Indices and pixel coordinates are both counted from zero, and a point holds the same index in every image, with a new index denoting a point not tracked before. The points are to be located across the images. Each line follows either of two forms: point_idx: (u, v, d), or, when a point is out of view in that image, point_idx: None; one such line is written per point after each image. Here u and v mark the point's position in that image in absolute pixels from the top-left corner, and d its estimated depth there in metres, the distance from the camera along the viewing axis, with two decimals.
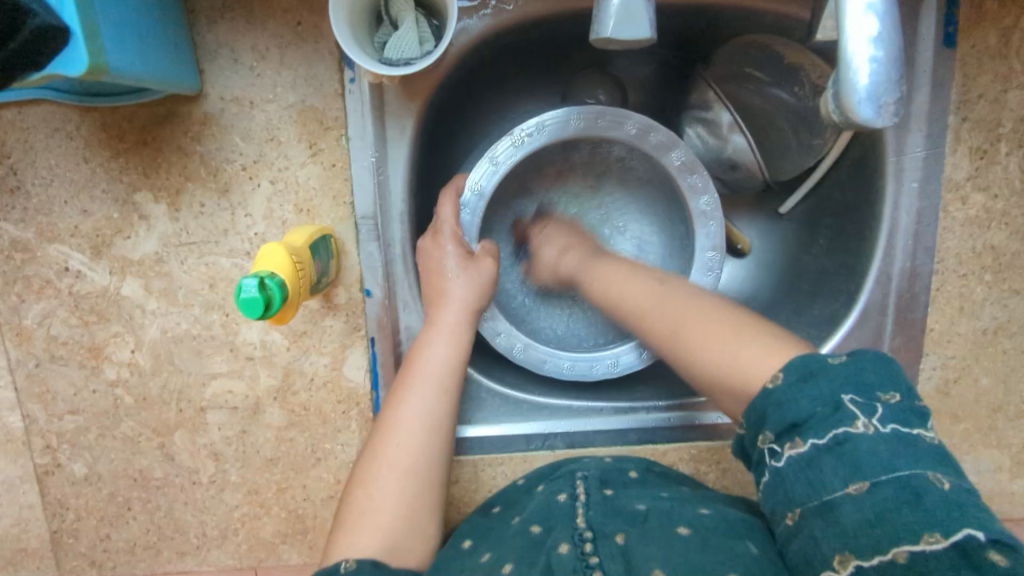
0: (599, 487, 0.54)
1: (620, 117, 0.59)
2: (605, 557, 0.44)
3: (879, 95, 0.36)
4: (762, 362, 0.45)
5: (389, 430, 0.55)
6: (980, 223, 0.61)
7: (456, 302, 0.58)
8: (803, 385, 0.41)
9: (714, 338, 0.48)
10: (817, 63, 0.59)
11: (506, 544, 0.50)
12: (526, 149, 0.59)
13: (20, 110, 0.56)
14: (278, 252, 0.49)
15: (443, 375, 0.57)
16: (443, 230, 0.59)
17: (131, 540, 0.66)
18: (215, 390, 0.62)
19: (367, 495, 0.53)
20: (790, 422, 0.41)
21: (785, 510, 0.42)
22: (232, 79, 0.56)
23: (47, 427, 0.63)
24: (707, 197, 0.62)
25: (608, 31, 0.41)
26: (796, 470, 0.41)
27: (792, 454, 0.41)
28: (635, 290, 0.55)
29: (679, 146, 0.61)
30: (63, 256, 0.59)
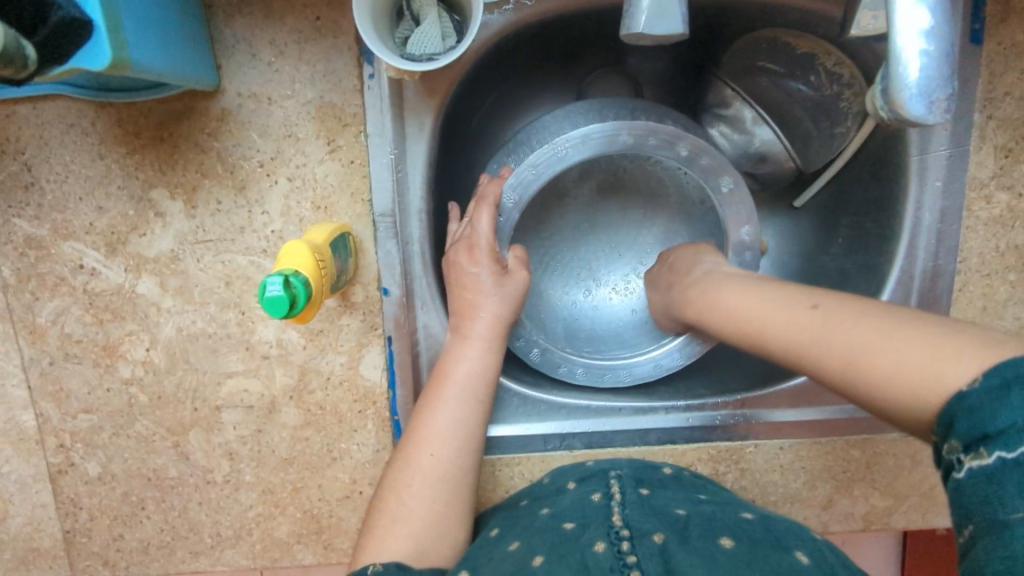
0: (634, 486, 0.54)
1: (671, 137, 0.58)
2: (643, 556, 0.43)
3: (930, 91, 0.36)
4: (948, 366, 0.35)
5: (422, 440, 0.55)
6: (1003, 223, 0.61)
7: (489, 317, 0.57)
8: (1003, 394, 0.32)
9: (875, 339, 0.39)
10: (831, 50, 0.60)
11: (539, 537, 0.49)
12: (564, 162, 0.57)
13: (34, 105, 0.56)
14: (301, 249, 0.49)
15: (476, 387, 0.56)
16: (479, 244, 0.57)
17: (144, 539, 0.65)
18: (231, 389, 0.62)
19: (399, 503, 0.53)
20: (982, 432, 0.32)
21: (963, 523, 0.34)
22: (250, 75, 0.56)
23: (60, 426, 0.62)
24: (748, 227, 0.61)
25: (640, 26, 0.40)
26: (978, 484, 0.33)
27: (975, 465, 0.33)
28: (770, 308, 0.47)
29: (729, 175, 0.59)
30: (78, 254, 0.59)
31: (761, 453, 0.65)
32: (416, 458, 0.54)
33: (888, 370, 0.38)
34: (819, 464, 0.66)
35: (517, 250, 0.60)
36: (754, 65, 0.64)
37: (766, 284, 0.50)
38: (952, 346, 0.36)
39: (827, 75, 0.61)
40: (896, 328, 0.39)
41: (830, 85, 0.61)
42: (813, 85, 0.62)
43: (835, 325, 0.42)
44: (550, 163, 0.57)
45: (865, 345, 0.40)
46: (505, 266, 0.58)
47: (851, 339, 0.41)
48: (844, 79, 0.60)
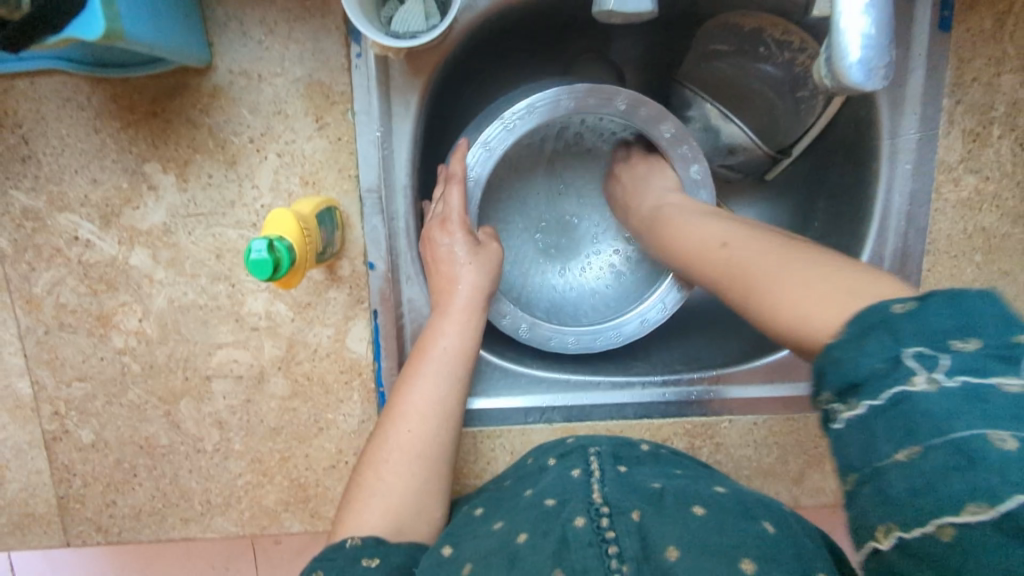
0: (612, 463, 0.56)
1: (607, 98, 0.60)
2: (621, 532, 0.45)
3: (870, 63, 0.39)
4: (825, 316, 0.37)
5: (399, 417, 0.57)
6: (971, 205, 0.63)
7: (469, 290, 0.59)
8: (856, 338, 0.33)
9: (778, 273, 0.43)
10: (777, 21, 0.62)
11: (522, 514, 0.51)
12: (515, 134, 0.60)
13: (32, 80, 0.57)
14: (285, 217, 0.50)
15: (454, 360, 0.58)
16: (452, 218, 0.60)
17: (136, 506, 0.67)
18: (220, 359, 0.64)
19: (378, 478, 0.55)
20: (847, 381, 0.33)
21: (842, 476, 0.33)
22: (241, 52, 0.57)
23: (55, 394, 0.64)
24: (698, 166, 0.64)
25: (609, 5, 0.42)
26: (854, 435, 0.32)
27: (847, 416, 0.33)
28: (703, 233, 0.54)
29: (667, 122, 0.62)
30: (73, 225, 0.60)
31: (735, 428, 0.67)
32: (393, 433, 0.56)
33: (782, 299, 0.41)
34: (791, 440, 0.68)
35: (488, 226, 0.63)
36: (707, 50, 0.67)
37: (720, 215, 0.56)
38: (809, 279, 0.41)
39: (777, 45, 0.63)
40: (806, 271, 0.42)
41: (782, 53, 0.63)
42: (765, 57, 0.64)
43: (746, 248, 0.48)
44: (501, 140, 0.60)
45: (764, 273, 0.44)
46: (477, 239, 0.60)
47: (755, 264, 0.46)
48: (795, 46, 0.62)
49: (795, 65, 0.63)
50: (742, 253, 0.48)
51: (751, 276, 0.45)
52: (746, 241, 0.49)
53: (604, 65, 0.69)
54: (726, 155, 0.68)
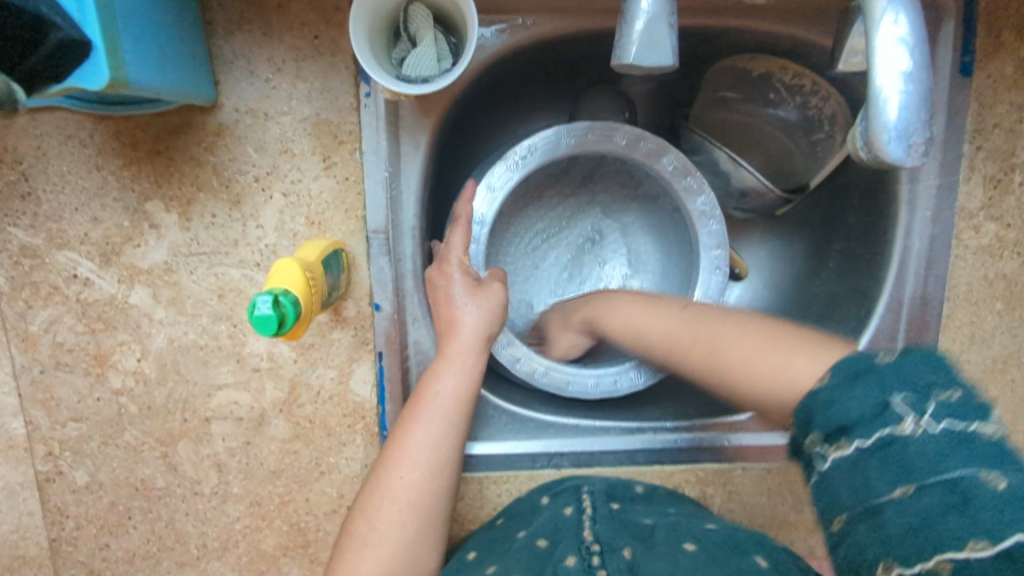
0: (604, 500, 0.54)
1: (607, 135, 0.60)
2: (613, 570, 0.45)
3: (909, 134, 0.36)
4: (808, 368, 0.41)
5: (393, 461, 0.54)
6: (992, 253, 0.61)
7: (471, 332, 0.56)
8: (851, 386, 0.37)
9: (733, 342, 0.47)
10: (786, 65, 0.61)
11: (513, 557, 0.49)
12: (518, 174, 0.60)
13: (33, 116, 0.56)
14: (291, 267, 0.49)
15: (450, 405, 0.55)
16: (451, 259, 0.58)
17: (130, 549, 0.65)
18: (220, 401, 0.62)
19: (369, 526, 0.53)
20: (838, 424, 0.37)
21: (831, 515, 0.37)
22: (247, 90, 0.56)
23: (49, 434, 0.62)
24: (704, 198, 0.62)
25: (630, 57, 0.41)
26: (842, 474, 0.37)
27: (837, 456, 0.37)
28: (659, 320, 0.54)
29: (669, 152, 0.61)
30: (72, 263, 0.59)
31: (748, 476, 0.65)
32: (384, 479, 0.54)
33: (745, 370, 0.45)
34: (805, 489, 0.66)
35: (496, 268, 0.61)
36: (716, 95, 0.66)
37: (655, 298, 0.57)
38: (789, 352, 0.43)
39: (788, 89, 0.63)
40: (777, 340, 0.45)
41: (793, 97, 0.63)
42: (776, 101, 0.64)
43: (701, 328, 0.50)
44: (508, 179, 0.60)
45: (731, 350, 0.46)
46: (478, 278, 0.59)
47: (715, 344, 0.48)
48: (807, 90, 0.62)
49: (808, 108, 0.63)
50: (695, 324, 0.51)
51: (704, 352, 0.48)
52: (699, 318, 0.51)
53: (617, 101, 0.67)
54: (738, 198, 0.67)
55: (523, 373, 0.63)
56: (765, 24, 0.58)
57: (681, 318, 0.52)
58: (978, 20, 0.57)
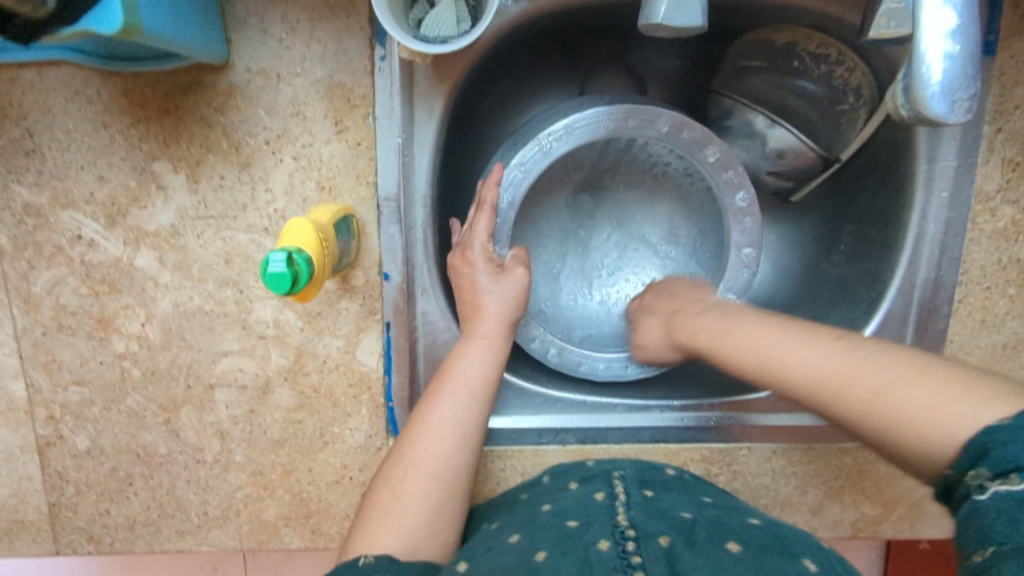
0: (638, 487, 0.53)
1: (647, 121, 0.58)
2: (648, 557, 0.42)
3: (953, 91, 0.36)
4: (974, 415, 0.37)
5: (418, 436, 0.54)
6: (1007, 237, 0.61)
7: (495, 316, 0.57)
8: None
9: (904, 386, 0.41)
10: (811, 34, 0.60)
11: (542, 532, 0.48)
12: (550, 155, 0.58)
13: (40, 71, 0.55)
14: (304, 228, 0.48)
15: (475, 387, 0.56)
16: (473, 244, 0.58)
17: (130, 516, 0.64)
18: (225, 368, 0.61)
19: (392, 496, 0.52)
20: (1011, 463, 0.34)
21: (976, 546, 0.34)
22: (260, 51, 0.55)
23: (50, 398, 0.61)
24: (743, 193, 0.61)
25: (658, 17, 0.40)
26: (1002, 505, 0.34)
27: (1002, 488, 0.34)
28: (813, 357, 0.47)
29: (714, 143, 0.59)
30: (76, 224, 0.58)
31: (754, 456, 0.65)
32: (410, 451, 0.54)
33: (913, 417, 0.40)
34: (811, 471, 0.66)
35: (516, 249, 0.60)
36: (736, 67, 0.65)
37: (790, 324, 0.51)
38: (967, 399, 0.38)
39: (812, 58, 0.62)
40: (931, 381, 0.41)
41: (818, 67, 0.61)
42: (801, 72, 0.62)
43: (859, 368, 0.44)
44: (538, 159, 0.58)
45: (892, 400, 0.41)
46: (501, 264, 0.59)
47: (887, 384, 0.42)
48: (832, 59, 0.61)
49: (834, 78, 0.61)
50: (849, 361, 0.45)
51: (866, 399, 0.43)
52: (859, 355, 0.45)
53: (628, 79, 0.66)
54: (774, 162, 0.64)
55: (536, 352, 0.63)
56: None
57: (837, 355, 0.46)
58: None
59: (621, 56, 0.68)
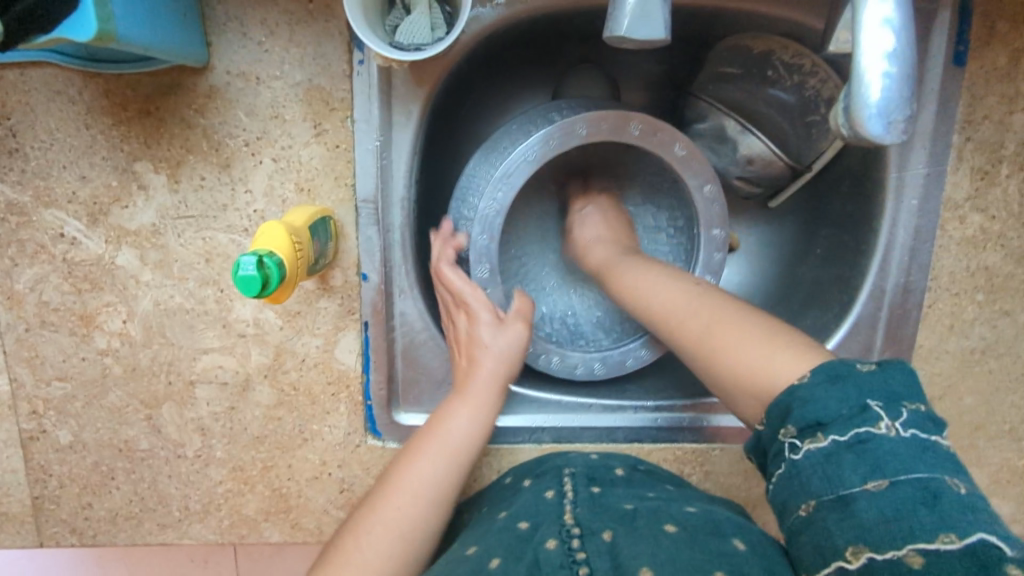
0: (586, 483, 0.54)
1: (570, 133, 0.58)
2: (592, 553, 0.44)
3: (890, 112, 0.36)
4: (786, 364, 0.42)
5: (395, 487, 0.54)
6: (975, 244, 0.62)
7: (488, 377, 0.58)
8: (828, 385, 0.38)
9: (720, 324, 0.46)
10: (786, 42, 0.61)
11: (494, 539, 0.49)
12: (513, 180, 0.59)
13: (22, 72, 0.56)
14: (276, 230, 0.49)
15: (461, 452, 0.56)
16: (470, 301, 0.58)
17: (112, 509, 0.66)
18: (205, 365, 0.62)
19: (355, 546, 0.51)
20: (815, 420, 0.38)
21: (799, 501, 0.39)
22: (239, 53, 0.56)
23: (33, 392, 0.62)
24: (710, 185, 0.62)
25: (622, 29, 0.41)
26: (813, 464, 0.38)
27: (811, 449, 0.38)
28: (664, 293, 0.52)
29: (679, 141, 0.60)
30: (59, 222, 0.59)
31: (726, 456, 0.66)
32: (384, 504, 0.53)
33: (738, 352, 0.44)
34: None
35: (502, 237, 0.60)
36: (716, 74, 0.65)
37: (674, 271, 0.54)
38: (762, 335, 0.44)
39: (786, 68, 0.62)
40: (775, 340, 0.43)
41: (791, 76, 0.62)
42: (773, 80, 0.62)
43: (693, 303, 0.49)
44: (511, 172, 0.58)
45: (722, 328, 0.46)
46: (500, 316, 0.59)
47: (710, 319, 0.47)
48: (806, 69, 0.61)
49: (806, 87, 0.62)
50: (704, 303, 0.49)
51: (716, 347, 0.46)
52: (706, 297, 0.49)
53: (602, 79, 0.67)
54: (743, 167, 0.65)
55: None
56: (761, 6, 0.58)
57: (690, 290, 0.51)
58: (973, 9, 0.57)
59: (597, 58, 0.69)
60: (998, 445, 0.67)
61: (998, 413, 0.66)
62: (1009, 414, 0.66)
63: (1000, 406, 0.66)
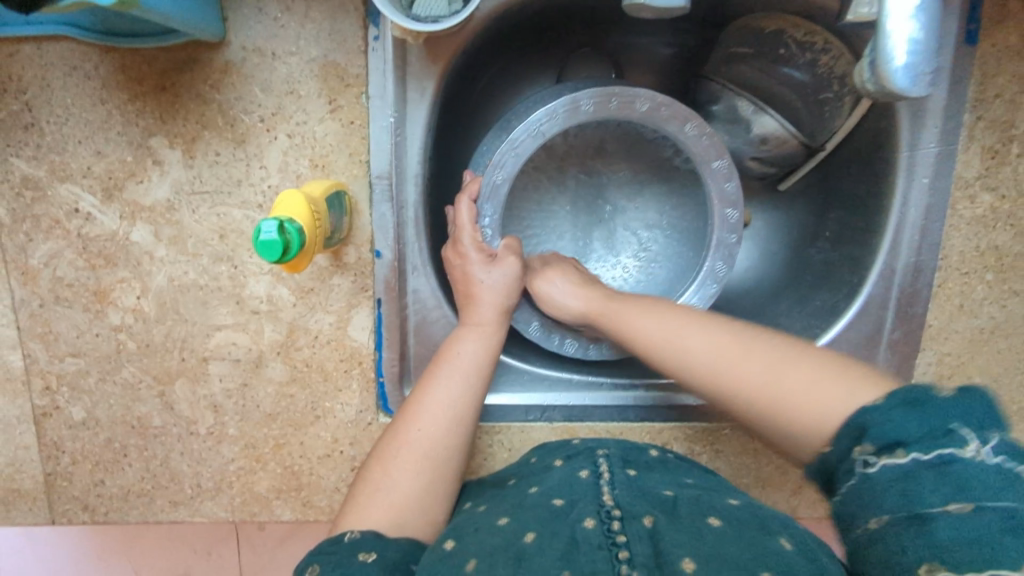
0: (621, 466, 0.54)
1: (514, 141, 0.58)
2: (632, 537, 0.43)
3: (915, 68, 0.37)
4: (838, 398, 0.43)
5: (414, 417, 0.56)
6: (985, 222, 0.62)
7: (492, 303, 0.59)
8: (905, 411, 0.37)
9: (789, 368, 0.46)
10: (799, 22, 0.61)
11: (530, 513, 0.49)
12: (497, 190, 0.59)
13: (38, 46, 0.56)
14: (294, 199, 0.50)
15: (473, 371, 0.58)
16: (462, 238, 0.60)
17: (125, 486, 0.66)
18: (219, 341, 0.63)
19: (384, 474, 0.53)
20: (891, 439, 0.37)
21: (868, 516, 0.38)
22: (255, 28, 0.56)
23: (47, 368, 0.63)
24: (692, 124, 0.60)
25: None
26: (889, 480, 0.37)
27: (888, 464, 0.37)
28: (701, 340, 0.50)
29: (640, 97, 0.58)
30: (73, 197, 0.59)
31: (736, 435, 0.67)
32: (404, 431, 0.55)
33: (805, 397, 0.44)
34: None
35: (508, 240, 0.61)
36: (729, 53, 0.65)
37: (677, 310, 0.54)
38: (818, 377, 0.44)
39: (798, 46, 0.62)
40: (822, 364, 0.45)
41: (804, 54, 0.62)
42: (786, 59, 0.62)
43: (745, 352, 0.48)
44: (489, 196, 0.60)
45: (785, 379, 0.46)
46: (492, 253, 0.60)
47: (770, 369, 0.47)
48: (818, 46, 0.61)
49: (818, 65, 0.62)
50: (757, 349, 0.48)
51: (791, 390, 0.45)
52: (754, 344, 0.49)
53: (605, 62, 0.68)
54: (756, 146, 0.66)
55: (535, 337, 0.64)
56: None
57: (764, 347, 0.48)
58: None
59: (600, 41, 0.69)
60: None
61: (1006, 393, 0.66)
62: (1017, 393, 0.66)
63: (1008, 385, 0.66)
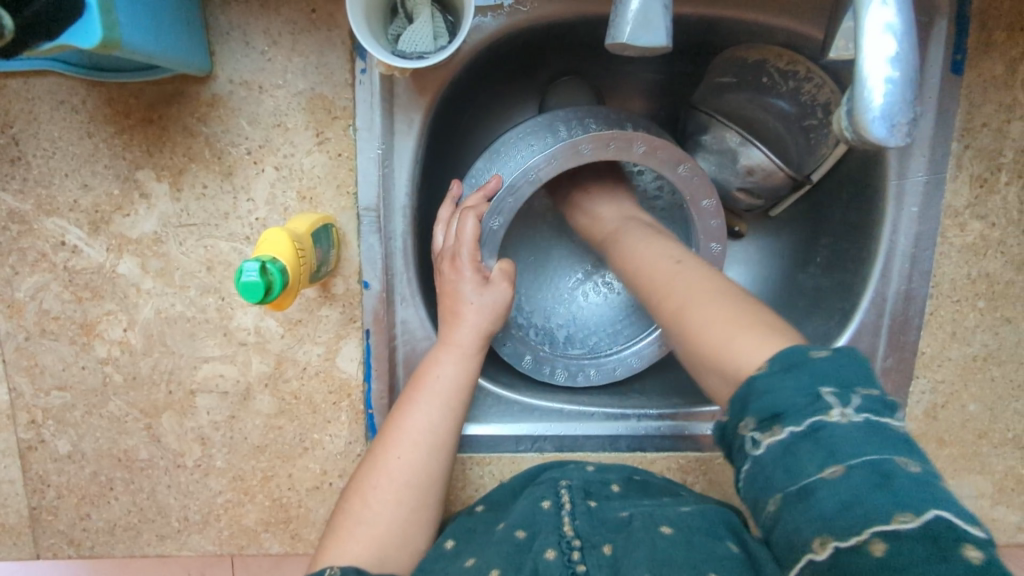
0: (583, 497, 0.53)
1: (512, 187, 0.58)
2: (591, 566, 0.45)
3: (893, 115, 0.37)
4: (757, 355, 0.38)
5: (392, 443, 0.55)
6: (976, 250, 0.62)
7: (473, 326, 0.57)
8: (785, 375, 0.35)
9: (697, 309, 0.43)
10: (782, 52, 0.61)
11: (493, 549, 0.48)
12: (496, 234, 0.59)
13: (25, 81, 0.56)
14: (280, 238, 0.50)
15: (449, 394, 0.56)
16: (460, 253, 0.57)
17: (112, 520, 0.65)
18: (206, 373, 0.62)
19: (364, 505, 0.53)
20: (771, 411, 0.35)
21: (766, 500, 0.35)
22: (242, 62, 0.56)
23: (33, 402, 0.62)
24: (686, 165, 0.59)
25: (624, 36, 0.41)
26: (773, 460, 0.35)
27: (770, 442, 0.35)
28: (650, 273, 0.50)
29: (637, 140, 0.57)
30: (60, 231, 0.59)
31: (729, 465, 0.66)
32: (383, 459, 0.54)
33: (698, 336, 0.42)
34: None
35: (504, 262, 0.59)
36: (713, 84, 0.66)
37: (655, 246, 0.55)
38: (742, 328, 0.40)
39: (781, 75, 0.63)
40: (715, 296, 0.44)
41: (786, 82, 0.63)
42: (770, 88, 0.64)
43: (677, 288, 0.47)
44: (487, 242, 0.59)
45: (698, 310, 0.43)
46: (487, 274, 0.58)
47: (690, 296, 0.45)
48: (801, 75, 0.62)
49: (801, 94, 0.62)
50: (682, 278, 0.47)
51: (679, 307, 0.45)
52: (681, 278, 0.48)
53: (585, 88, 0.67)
54: (743, 178, 0.64)
55: (528, 369, 0.64)
56: (757, 15, 0.58)
57: (672, 273, 0.49)
58: (970, 19, 0.58)
59: (586, 70, 0.69)
60: (1002, 453, 0.67)
61: (1002, 420, 0.66)
62: (1011, 421, 0.66)
63: (1003, 412, 0.66)
